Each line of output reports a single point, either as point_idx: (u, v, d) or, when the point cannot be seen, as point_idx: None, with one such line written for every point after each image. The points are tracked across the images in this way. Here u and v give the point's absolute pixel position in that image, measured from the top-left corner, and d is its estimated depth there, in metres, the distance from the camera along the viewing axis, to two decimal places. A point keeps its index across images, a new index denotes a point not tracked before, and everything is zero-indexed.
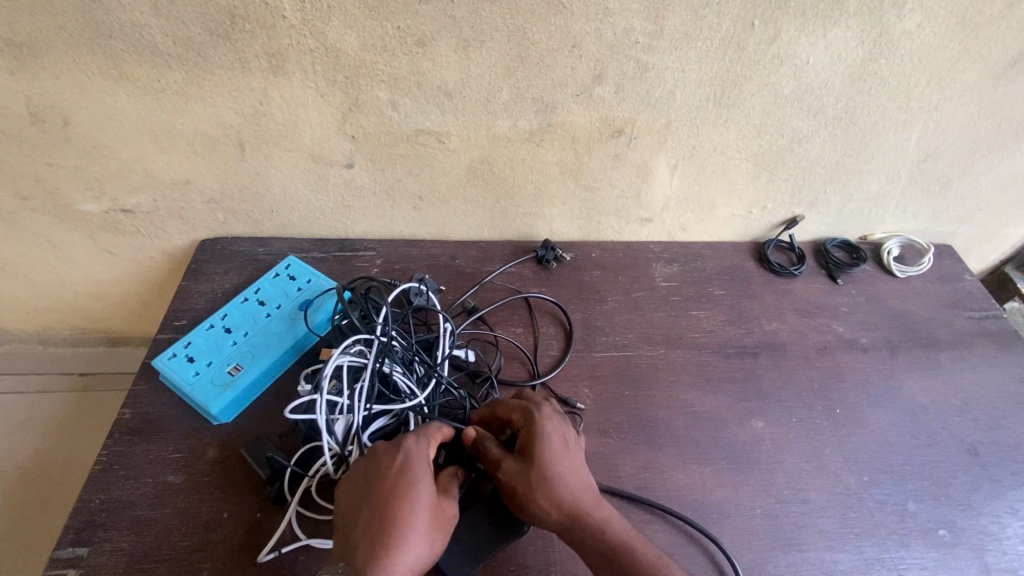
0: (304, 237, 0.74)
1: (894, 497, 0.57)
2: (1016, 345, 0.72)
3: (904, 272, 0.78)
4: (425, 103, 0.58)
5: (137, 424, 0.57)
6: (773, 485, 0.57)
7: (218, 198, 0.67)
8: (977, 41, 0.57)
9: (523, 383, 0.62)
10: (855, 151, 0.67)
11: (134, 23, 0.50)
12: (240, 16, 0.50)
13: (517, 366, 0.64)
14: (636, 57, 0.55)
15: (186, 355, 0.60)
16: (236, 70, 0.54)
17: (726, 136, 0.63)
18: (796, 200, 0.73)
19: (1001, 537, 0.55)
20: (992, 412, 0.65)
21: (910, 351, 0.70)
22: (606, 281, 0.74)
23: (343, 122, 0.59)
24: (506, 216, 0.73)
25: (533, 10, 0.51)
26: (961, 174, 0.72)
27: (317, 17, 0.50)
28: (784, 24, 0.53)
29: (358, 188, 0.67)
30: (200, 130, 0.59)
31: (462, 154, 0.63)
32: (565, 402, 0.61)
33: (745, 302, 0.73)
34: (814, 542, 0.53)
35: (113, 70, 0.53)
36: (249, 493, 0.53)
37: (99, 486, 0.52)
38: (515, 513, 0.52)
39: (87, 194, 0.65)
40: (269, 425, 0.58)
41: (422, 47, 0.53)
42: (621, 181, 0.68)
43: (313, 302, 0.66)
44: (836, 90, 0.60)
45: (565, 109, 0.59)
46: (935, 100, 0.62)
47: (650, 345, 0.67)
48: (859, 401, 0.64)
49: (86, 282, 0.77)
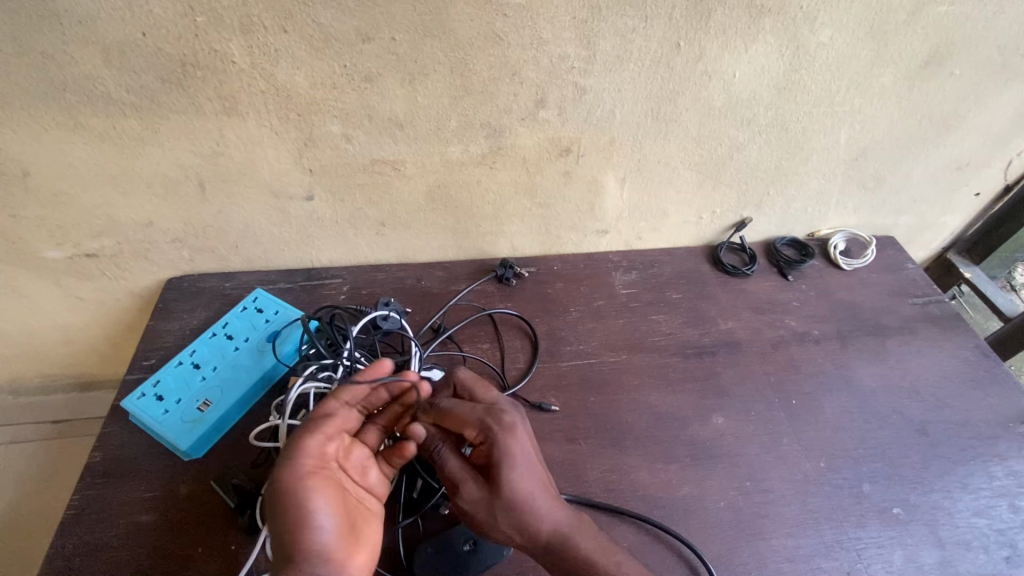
0: (271, 269, 0.75)
1: (850, 481, 0.60)
2: (958, 327, 0.76)
3: (851, 265, 0.82)
4: (378, 135, 0.60)
5: (108, 466, 0.57)
6: (735, 478, 0.59)
7: (182, 237, 0.68)
8: (886, 48, 0.62)
9: None
10: (791, 155, 0.71)
11: (88, 76, 0.52)
12: (191, 63, 0.52)
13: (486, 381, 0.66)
14: (574, 81, 0.59)
15: (155, 394, 0.61)
16: (191, 114, 0.56)
17: (668, 148, 0.67)
18: (742, 203, 0.77)
19: (952, 511, 0.58)
20: (938, 392, 0.69)
21: (859, 340, 0.73)
22: (568, 292, 0.76)
23: (300, 157, 0.61)
24: (468, 236, 0.75)
25: (472, 44, 0.54)
26: (891, 169, 0.76)
27: (266, 61, 0.53)
28: (707, 43, 0.57)
29: (320, 219, 0.69)
30: (161, 173, 0.61)
31: (418, 180, 0.66)
32: (538, 405, 0.63)
33: (702, 303, 0.76)
34: (775, 530, 0.56)
35: (69, 121, 0.55)
36: (224, 526, 0.53)
37: (71, 531, 0.52)
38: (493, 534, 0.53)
39: (50, 242, 0.65)
40: (242, 457, 0.59)
41: (369, 83, 0.56)
42: (573, 196, 0.71)
43: (281, 333, 0.67)
44: (764, 100, 0.64)
45: (513, 132, 0.62)
46: (857, 104, 0.67)
47: (613, 351, 0.70)
48: (813, 391, 0.67)
49: (55, 328, 0.77)
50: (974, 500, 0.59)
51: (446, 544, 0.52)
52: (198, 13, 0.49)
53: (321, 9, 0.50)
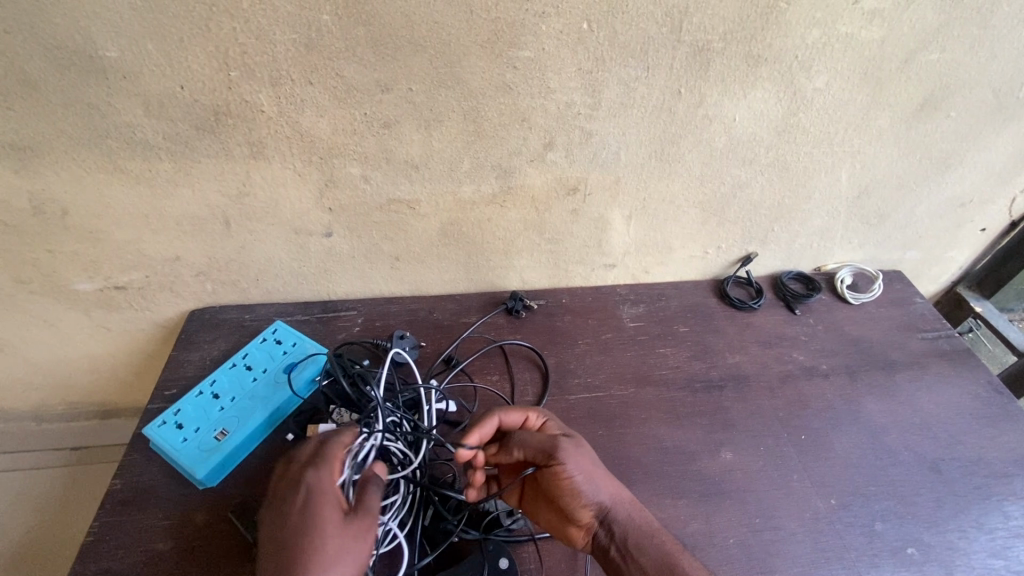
0: (289, 301, 0.78)
1: (862, 519, 0.59)
2: (969, 362, 0.76)
3: (858, 299, 0.82)
4: (394, 176, 0.64)
5: (127, 495, 0.59)
6: (745, 514, 0.59)
7: (206, 271, 0.71)
8: (881, 93, 0.64)
9: None
10: (793, 193, 0.73)
11: (128, 124, 0.56)
12: (224, 112, 0.56)
13: (496, 413, 0.67)
14: (580, 126, 0.62)
15: (175, 422, 0.63)
16: (221, 158, 0.60)
17: (673, 187, 0.69)
18: (746, 239, 0.78)
19: (969, 552, 0.57)
20: (950, 428, 0.68)
21: (868, 374, 0.74)
22: (576, 324, 0.78)
23: (321, 196, 0.65)
24: (479, 270, 0.78)
25: (484, 93, 0.58)
26: (895, 207, 0.78)
27: (292, 110, 0.57)
28: (707, 90, 0.60)
29: (337, 254, 0.72)
30: (190, 212, 0.64)
31: (431, 218, 0.69)
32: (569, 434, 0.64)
33: (710, 337, 0.77)
34: (786, 568, 0.55)
35: (108, 164, 0.59)
36: (237, 555, 0.55)
37: (90, 558, 0.54)
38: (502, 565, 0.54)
39: (83, 275, 0.69)
40: (256, 487, 0.60)
41: (388, 129, 0.59)
42: (581, 232, 0.74)
43: (297, 364, 0.69)
44: (765, 142, 0.66)
45: (522, 172, 0.65)
46: (856, 145, 0.69)
47: (621, 384, 0.71)
48: (823, 425, 0.67)
49: (81, 357, 0.80)
50: (991, 541, 0.58)
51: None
52: (232, 68, 0.53)
53: (344, 63, 0.54)
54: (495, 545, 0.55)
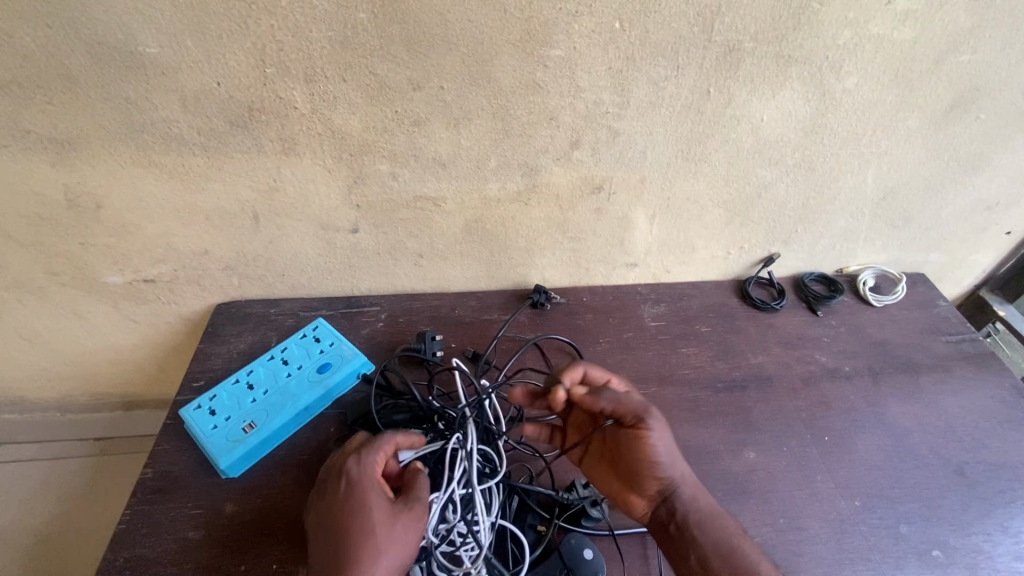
0: (313, 296, 0.79)
1: (886, 520, 0.59)
2: (993, 366, 0.76)
3: (881, 301, 0.82)
4: (421, 173, 0.64)
5: (158, 484, 0.60)
6: (768, 514, 0.59)
7: (234, 265, 0.72)
8: (911, 94, 0.64)
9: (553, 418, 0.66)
10: (818, 194, 0.73)
11: (164, 119, 0.57)
12: (258, 108, 0.57)
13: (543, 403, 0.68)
14: (608, 124, 0.62)
15: (209, 408, 0.65)
16: (253, 154, 0.61)
17: (698, 186, 0.69)
18: (769, 240, 0.78)
19: (994, 555, 0.57)
20: (975, 432, 0.68)
21: (892, 377, 0.73)
22: (598, 323, 0.78)
23: (349, 193, 0.65)
24: (501, 268, 0.78)
25: (514, 92, 0.58)
26: (920, 209, 0.77)
27: (325, 106, 0.57)
28: (736, 90, 0.60)
29: (363, 250, 0.73)
30: (220, 206, 0.65)
31: (456, 215, 0.69)
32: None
33: (731, 337, 0.77)
34: (810, 568, 0.55)
35: (143, 158, 0.60)
36: (267, 544, 0.56)
37: (123, 544, 0.55)
38: (583, 557, 0.55)
39: (114, 267, 0.70)
40: (284, 478, 0.61)
41: (417, 126, 0.60)
42: (604, 231, 0.74)
43: (332, 365, 0.70)
44: (792, 142, 0.66)
45: (548, 171, 0.66)
46: (883, 146, 0.69)
47: (643, 383, 0.71)
48: (846, 427, 0.67)
49: (108, 349, 0.82)
50: (1017, 545, 0.58)
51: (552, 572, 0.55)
52: (268, 65, 0.54)
53: (378, 61, 0.54)
54: (574, 538, 0.57)
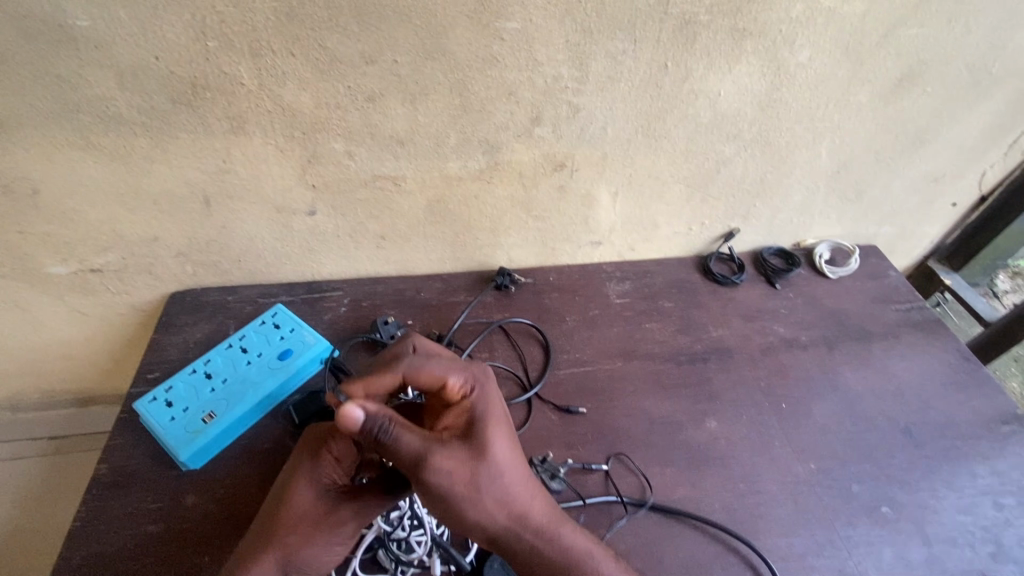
0: (272, 282, 0.77)
1: (839, 481, 0.62)
2: (939, 331, 0.79)
3: (836, 273, 0.85)
4: (379, 152, 0.63)
5: (113, 479, 0.58)
6: (729, 480, 0.61)
7: (186, 251, 0.70)
8: (861, 68, 0.65)
9: (518, 398, 0.66)
10: (774, 168, 0.74)
11: (100, 97, 0.54)
12: (201, 84, 0.54)
13: (508, 385, 0.68)
14: (567, 100, 0.61)
15: (165, 399, 0.63)
16: (199, 133, 0.58)
17: (658, 162, 0.70)
18: (729, 215, 0.80)
19: (939, 509, 0.60)
20: (922, 394, 0.71)
21: (845, 345, 0.76)
22: (564, 301, 0.78)
23: (303, 173, 0.63)
24: (465, 249, 0.77)
25: (471, 66, 0.57)
26: (872, 182, 0.80)
27: (273, 82, 0.55)
28: (693, 64, 0.60)
29: (322, 233, 0.71)
30: (168, 191, 0.62)
31: (417, 195, 0.68)
32: (566, 408, 0.66)
33: (693, 311, 0.78)
34: (769, 530, 0.57)
35: (80, 140, 0.57)
36: (231, 534, 0.55)
37: (78, 542, 0.53)
38: None
39: (56, 257, 0.67)
40: (247, 467, 0.60)
41: (372, 102, 0.58)
42: (568, 209, 0.74)
43: (294, 351, 0.68)
44: (749, 117, 0.67)
45: (509, 148, 0.65)
46: (835, 119, 0.70)
47: (609, 358, 0.72)
48: (803, 394, 0.70)
49: (56, 344, 0.78)
50: (959, 498, 0.61)
51: (513, 557, 0.55)
52: (209, 37, 0.51)
53: (327, 34, 0.52)
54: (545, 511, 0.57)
